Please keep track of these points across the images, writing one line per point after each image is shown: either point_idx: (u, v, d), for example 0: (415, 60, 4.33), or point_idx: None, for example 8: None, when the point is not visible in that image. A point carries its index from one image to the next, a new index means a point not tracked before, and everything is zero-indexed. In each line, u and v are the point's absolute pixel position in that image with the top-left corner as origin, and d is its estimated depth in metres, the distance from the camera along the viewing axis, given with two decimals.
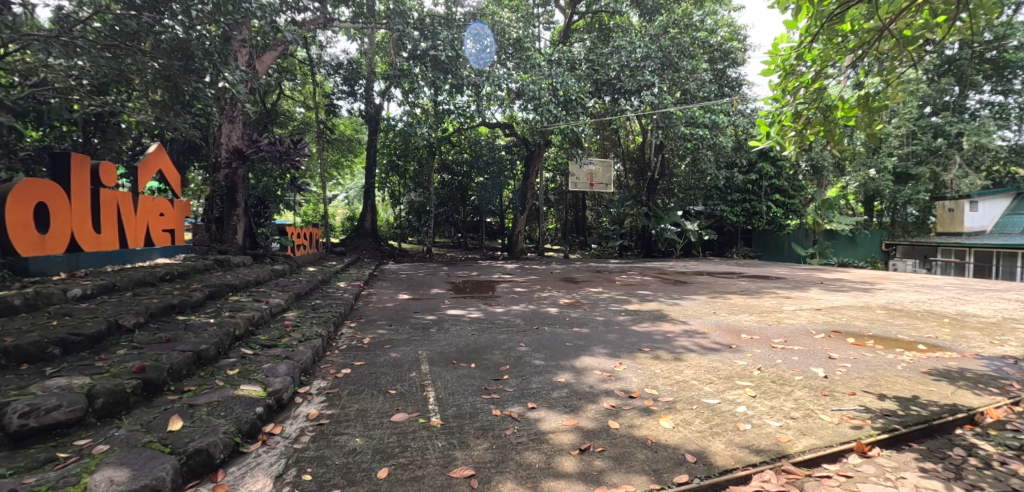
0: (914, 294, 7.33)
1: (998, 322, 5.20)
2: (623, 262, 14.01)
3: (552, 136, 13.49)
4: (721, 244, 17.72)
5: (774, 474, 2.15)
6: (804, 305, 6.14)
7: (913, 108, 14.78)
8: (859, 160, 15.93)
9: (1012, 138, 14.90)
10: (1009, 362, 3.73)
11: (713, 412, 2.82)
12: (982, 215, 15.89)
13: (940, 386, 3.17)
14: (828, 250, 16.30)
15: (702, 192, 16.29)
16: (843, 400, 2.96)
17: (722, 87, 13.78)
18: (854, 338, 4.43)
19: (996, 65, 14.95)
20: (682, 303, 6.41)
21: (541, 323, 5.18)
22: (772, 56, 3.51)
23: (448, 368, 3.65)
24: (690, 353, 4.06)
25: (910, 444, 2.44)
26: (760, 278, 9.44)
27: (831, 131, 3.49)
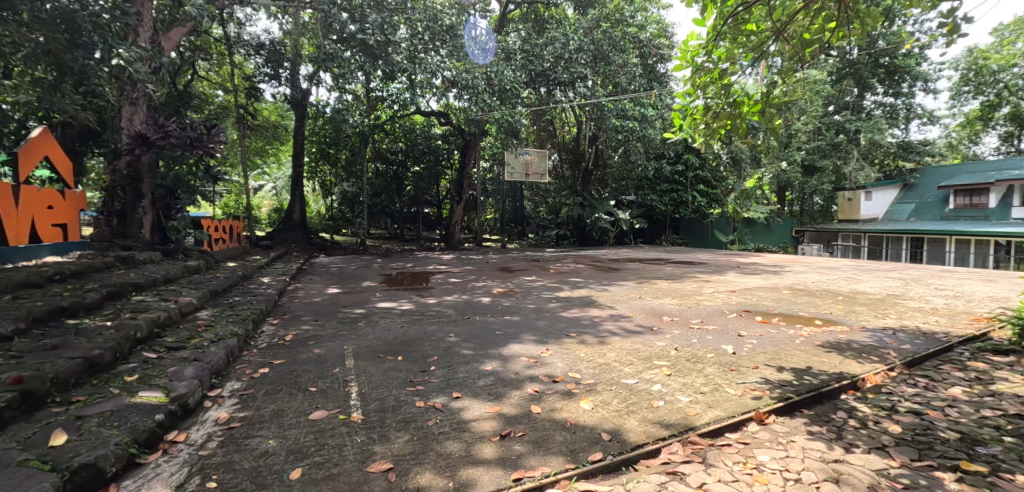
0: (816, 276, 8.09)
1: (882, 298, 5.86)
2: (558, 251, 14.33)
3: (488, 126, 13.23)
4: (651, 232, 18.61)
5: (681, 446, 2.31)
6: (720, 288, 6.59)
7: (818, 107, 16.19)
8: (773, 154, 17.25)
9: (900, 136, 17.01)
10: (887, 333, 4.20)
11: (630, 392, 2.97)
12: (877, 204, 17.74)
13: (830, 357, 3.53)
14: (746, 237, 17.55)
15: (634, 183, 16.92)
16: (747, 374, 3.22)
17: (650, 81, 14.43)
18: (762, 316, 4.84)
19: (889, 70, 16.68)
20: (610, 289, 6.67)
21: (473, 313, 5.18)
22: (683, 53, 3.70)
23: (374, 363, 3.56)
24: (614, 336, 4.25)
25: (802, 410, 2.70)
26: (684, 263, 10.03)
27: (738, 125, 3.73)
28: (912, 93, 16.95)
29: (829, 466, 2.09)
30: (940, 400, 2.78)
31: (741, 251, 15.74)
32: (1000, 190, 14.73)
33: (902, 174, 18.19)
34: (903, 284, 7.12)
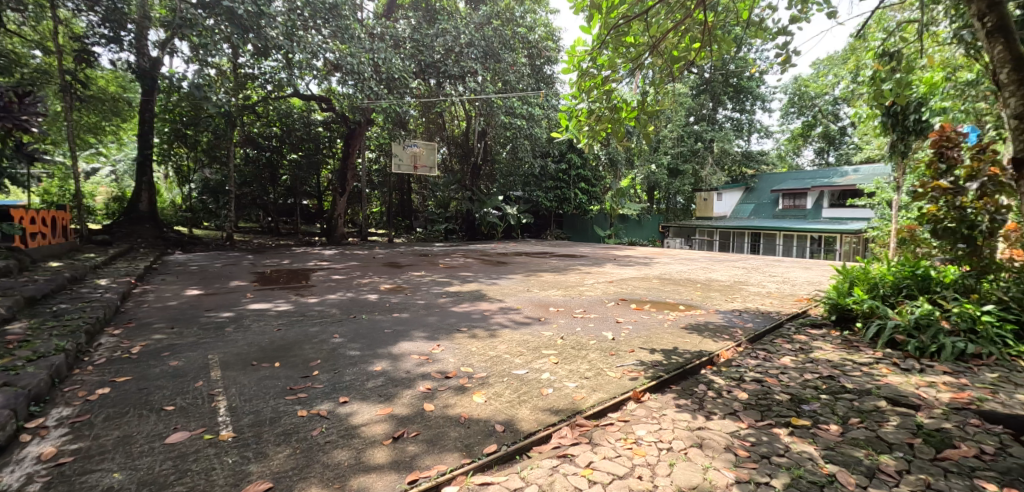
0: (678, 266, 9.17)
1: (729, 284, 6.86)
2: (447, 245, 14.24)
3: (375, 115, 12.52)
4: (537, 227, 19.44)
5: (570, 429, 2.44)
6: (600, 279, 7.12)
7: (681, 116, 18.23)
8: (644, 157, 18.95)
9: (744, 145, 19.96)
10: (733, 314, 4.92)
11: (521, 382, 3.06)
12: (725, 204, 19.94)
13: (692, 337, 4.03)
14: (621, 231, 18.94)
15: (520, 179, 17.26)
16: (626, 357, 3.52)
17: (538, 81, 15.00)
18: (636, 304, 5.34)
19: (736, 89, 19.53)
20: (499, 283, 6.83)
21: (360, 311, 4.91)
22: (570, 57, 3.88)
23: (247, 372, 3.18)
24: (504, 328, 4.36)
25: (670, 386, 3.03)
26: (567, 256, 10.67)
27: (617, 129, 4.04)
28: (753, 111, 20.09)
29: (693, 434, 2.37)
30: (774, 368, 3.32)
31: (617, 245, 17.18)
32: (814, 195, 17.95)
33: (746, 179, 21.47)
34: (743, 272, 8.39)
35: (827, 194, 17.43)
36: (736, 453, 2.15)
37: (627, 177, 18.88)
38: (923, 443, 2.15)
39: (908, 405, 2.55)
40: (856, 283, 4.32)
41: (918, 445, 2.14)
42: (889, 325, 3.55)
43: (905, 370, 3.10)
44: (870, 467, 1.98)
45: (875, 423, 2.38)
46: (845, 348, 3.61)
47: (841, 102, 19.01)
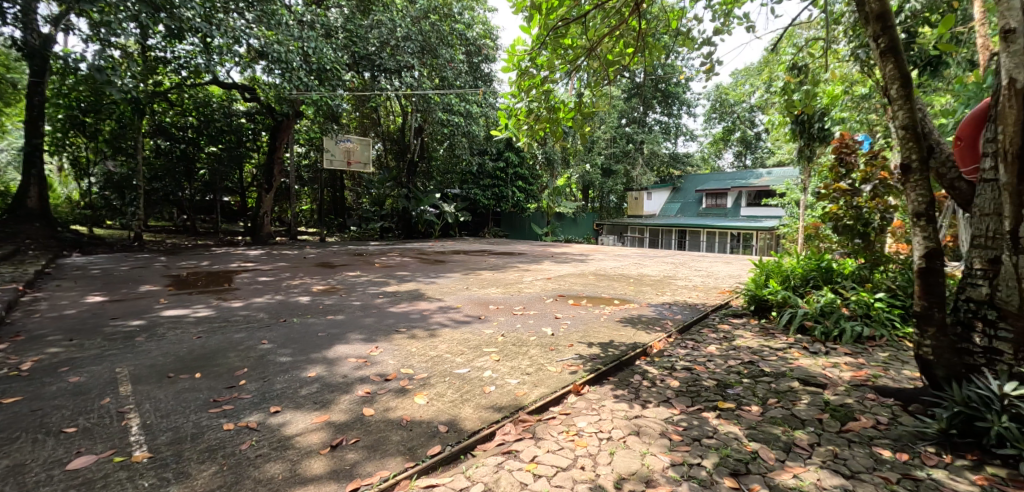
0: (612, 262, 9.58)
1: (658, 279, 7.27)
2: (382, 244, 13.81)
3: (305, 108, 11.89)
4: (475, 225, 19.22)
5: (513, 425, 2.46)
6: (538, 276, 7.25)
7: (614, 119, 19.02)
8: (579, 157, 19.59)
9: (671, 148, 21.19)
10: (663, 307, 5.20)
11: (463, 381, 3.04)
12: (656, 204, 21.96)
13: (627, 330, 4.21)
14: (557, 230, 19.48)
15: (458, 177, 17.33)
16: (565, 352, 3.60)
17: (476, 79, 14.98)
18: (573, 299, 5.49)
19: (664, 94, 20.72)
20: (438, 282, 6.74)
21: (290, 315, 4.63)
22: (510, 56, 3.89)
23: (162, 385, 2.88)
24: (444, 328, 4.31)
25: (608, 378, 3.15)
26: (506, 254, 10.76)
27: (555, 129, 4.11)
28: (678, 115, 21.46)
29: (630, 422, 2.48)
30: (701, 356, 3.55)
31: (553, 242, 17.56)
32: (733, 195, 19.43)
33: (673, 179, 22.86)
34: (671, 267, 8.91)
35: (745, 194, 18.92)
36: (670, 438, 2.28)
37: (563, 176, 19.43)
38: (830, 418, 2.40)
39: (815, 384, 2.83)
40: (770, 275, 4.72)
41: (825, 420, 2.38)
42: (799, 312, 3.93)
43: (813, 353, 3.44)
44: (786, 442, 2.18)
45: (789, 401, 2.62)
46: (762, 335, 3.95)
47: (755, 110, 20.77)
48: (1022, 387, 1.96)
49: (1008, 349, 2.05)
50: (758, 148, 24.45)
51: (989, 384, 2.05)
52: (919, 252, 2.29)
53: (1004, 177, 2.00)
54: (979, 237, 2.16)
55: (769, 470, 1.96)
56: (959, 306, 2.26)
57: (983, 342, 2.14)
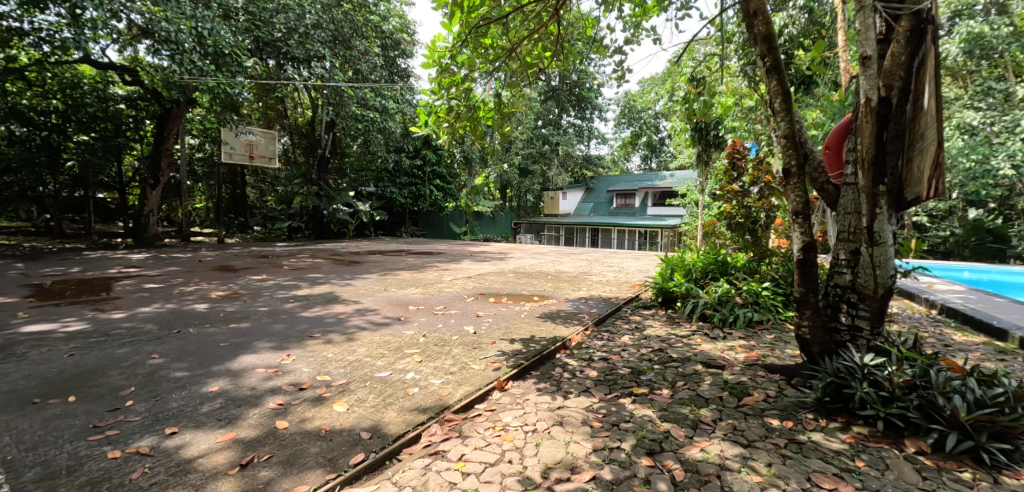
0: (530, 260, 9.85)
1: (574, 275, 7.61)
2: (291, 245, 12.89)
3: (198, 94, 10.59)
4: (391, 225, 18.58)
5: (439, 426, 2.45)
6: (458, 275, 7.23)
7: (530, 120, 19.46)
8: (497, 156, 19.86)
9: (585, 150, 22.23)
10: (580, 301, 5.45)
11: (385, 385, 2.96)
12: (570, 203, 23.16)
13: (547, 325, 4.31)
14: (476, 228, 19.58)
15: (373, 174, 16.70)
16: (488, 349, 3.62)
17: (393, 74, 14.55)
18: (494, 297, 5.55)
19: (578, 98, 21.69)
20: (354, 283, 6.45)
21: (185, 325, 4.16)
22: (431, 52, 3.83)
23: (23, 413, 2.45)
24: (363, 331, 4.14)
25: (531, 372, 3.22)
26: (424, 253, 10.59)
27: (475, 127, 4.12)
28: (591, 119, 22.61)
29: (553, 413, 2.58)
30: (616, 346, 3.75)
31: (473, 241, 17.60)
32: (640, 195, 20.88)
33: (586, 180, 24.03)
34: (585, 264, 9.37)
35: (650, 195, 20.42)
36: (591, 425, 2.41)
37: (481, 175, 19.54)
38: (728, 395, 2.69)
39: (715, 366, 3.15)
40: (675, 269, 5.15)
41: (724, 397, 2.67)
42: (701, 302, 4.34)
43: (712, 338, 3.82)
44: (692, 420, 2.41)
45: (694, 383, 2.90)
46: (669, 324, 4.30)
47: (659, 117, 22.50)
48: (877, 357, 2.35)
49: (866, 325, 2.46)
50: (661, 152, 26.54)
51: (852, 356, 2.43)
52: (797, 245, 2.63)
53: (862, 181, 2.37)
54: (842, 231, 2.55)
55: (678, 447, 2.16)
56: (828, 291, 2.65)
57: (848, 320, 2.54)
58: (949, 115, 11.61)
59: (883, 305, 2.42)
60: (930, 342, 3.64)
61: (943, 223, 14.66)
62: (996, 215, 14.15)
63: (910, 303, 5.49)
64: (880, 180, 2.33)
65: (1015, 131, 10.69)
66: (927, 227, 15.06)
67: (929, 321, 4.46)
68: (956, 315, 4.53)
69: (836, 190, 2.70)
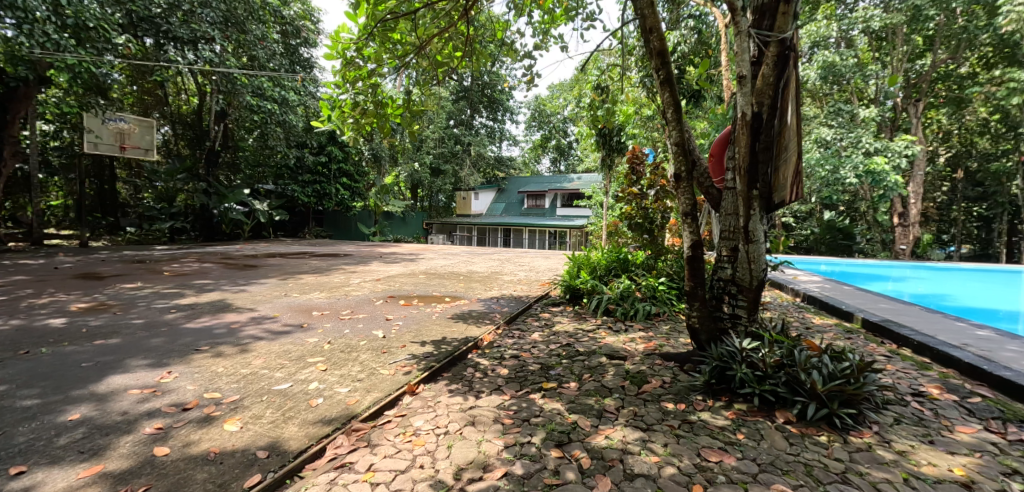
0: (442, 260, 9.76)
1: (486, 275, 7.67)
2: (173, 247, 11.45)
3: (53, 72, 8.93)
4: (293, 225, 17.52)
5: (346, 436, 2.32)
6: (367, 277, 6.94)
7: (441, 119, 19.38)
8: (407, 155, 19.44)
9: (496, 151, 22.58)
10: (492, 301, 5.49)
11: (285, 398, 2.74)
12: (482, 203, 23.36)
13: (459, 326, 4.28)
14: (386, 229, 18.95)
15: (272, 171, 15.43)
16: (398, 353, 3.51)
17: (293, 63, 13.58)
18: (404, 300, 5.40)
19: (490, 99, 21.95)
20: (249, 289, 5.90)
21: (32, 344, 3.50)
22: (334, 43, 3.59)
23: None
24: (259, 341, 3.80)
25: (442, 374, 3.17)
26: (330, 255, 10.00)
27: (383, 125, 3.98)
28: (502, 121, 23.03)
29: (466, 413, 2.57)
30: (527, 344, 3.85)
31: (383, 242, 17.06)
32: (550, 196, 21.66)
33: (498, 181, 24.42)
34: (497, 263, 9.50)
35: (560, 196, 21.27)
36: (503, 422, 2.44)
37: (391, 174, 18.91)
38: (629, 384, 2.88)
39: (617, 357, 3.36)
40: (581, 266, 5.41)
41: (626, 385, 2.86)
42: (605, 297, 4.62)
43: (615, 331, 4.07)
44: (597, 409, 2.55)
45: (599, 374, 3.06)
46: (577, 319, 4.51)
47: (566, 122, 23.56)
48: (753, 341, 2.67)
49: (744, 313, 2.78)
50: (569, 155, 27.75)
51: (733, 342, 2.73)
52: (687, 242, 2.89)
53: (739, 185, 2.66)
54: (724, 230, 2.85)
55: (585, 436, 2.27)
56: (712, 284, 2.94)
57: (729, 310, 2.85)
58: (806, 131, 13.55)
59: (756, 295, 2.75)
60: (794, 326, 4.23)
61: (802, 223, 17.09)
62: (839, 217, 16.82)
63: (780, 292, 6.32)
64: (753, 185, 2.65)
65: (852, 146, 12.79)
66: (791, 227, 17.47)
67: (794, 308, 5.17)
68: (814, 302, 5.32)
69: (719, 192, 3.00)
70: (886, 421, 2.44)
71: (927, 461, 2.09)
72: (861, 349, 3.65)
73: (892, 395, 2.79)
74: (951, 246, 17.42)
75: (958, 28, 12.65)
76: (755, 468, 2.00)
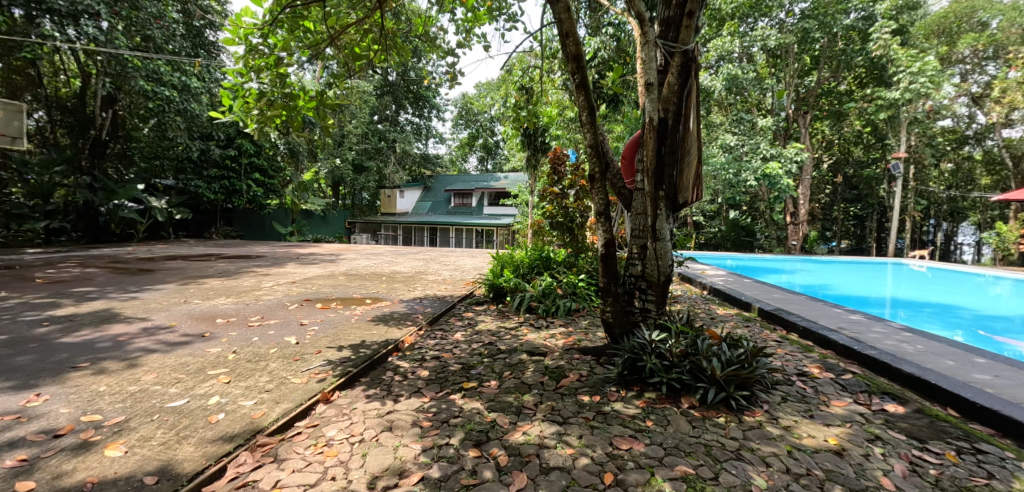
0: (365, 261, 9.38)
1: (411, 275, 7.49)
2: (46, 251, 9.93)
3: None
4: (197, 224, 16.05)
5: (249, 453, 2.14)
6: (280, 280, 6.47)
7: (365, 114, 18.74)
8: (328, 150, 18.53)
9: (422, 149, 22.19)
10: (415, 301, 5.37)
11: (179, 415, 2.47)
12: (408, 202, 22.85)
13: (379, 328, 4.13)
14: (305, 228, 17.90)
15: (171, 163, 14.11)
16: (311, 360, 3.30)
17: (196, 46, 12.35)
18: (321, 303, 5.11)
19: (416, 95, 21.50)
20: (141, 296, 5.25)
21: None
22: (235, 27, 3.33)
23: None
24: (150, 354, 3.39)
25: (360, 379, 3.03)
26: (239, 257, 9.21)
27: (293, 118, 3.72)
28: (427, 118, 22.71)
29: (383, 419, 2.47)
30: (449, 344, 3.79)
31: (302, 242, 16.15)
32: (477, 195, 21.67)
33: (424, 179, 24.03)
34: (423, 263, 9.31)
35: (487, 195, 21.37)
36: (421, 425, 2.38)
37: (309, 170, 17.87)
38: (548, 379, 2.94)
39: (538, 354, 3.42)
40: (505, 265, 5.45)
41: (545, 381, 2.91)
42: (527, 295, 4.69)
43: (537, 328, 4.15)
44: (516, 406, 2.57)
45: (520, 371, 3.10)
46: (500, 318, 4.53)
47: (494, 121, 23.72)
48: (661, 333, 2.85)
49: (654, 306, 2.96)
50: (496, 154, 27.92)
51: (644, 334, 2.88)
52: (601, 241, 2.97)
53: (648, 186, 2.81)
54: (634, 228, 2.98)
55: (505, 433, 2.28)
56: (625, 280, 3.09)
57: (640, 304, 3.01)
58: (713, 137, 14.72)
59: (664, 290, 2.93)
60: (701, 317, 4.57)
61: (710, 222, 18.57)
62: (741, 216, 18.49)
63: (689, 285, 6.81)
64: (660, 186, 2.81)
65: (751, 152, 14.09)
66: (701, 225, 18.91)
67: (701, 300, 5.59)
68: (719, 294, 5.80)
69: (630, 192, 3.13)
70: (775, 400, 2.70)
71: (807, 433, 2.34)
72: (757, 336, 4.03)
73: (781, 376, 3.09)
74: (832, 241, 19.77)
75: (837, 51, 14.31)
76: (661, 453, 2.12)
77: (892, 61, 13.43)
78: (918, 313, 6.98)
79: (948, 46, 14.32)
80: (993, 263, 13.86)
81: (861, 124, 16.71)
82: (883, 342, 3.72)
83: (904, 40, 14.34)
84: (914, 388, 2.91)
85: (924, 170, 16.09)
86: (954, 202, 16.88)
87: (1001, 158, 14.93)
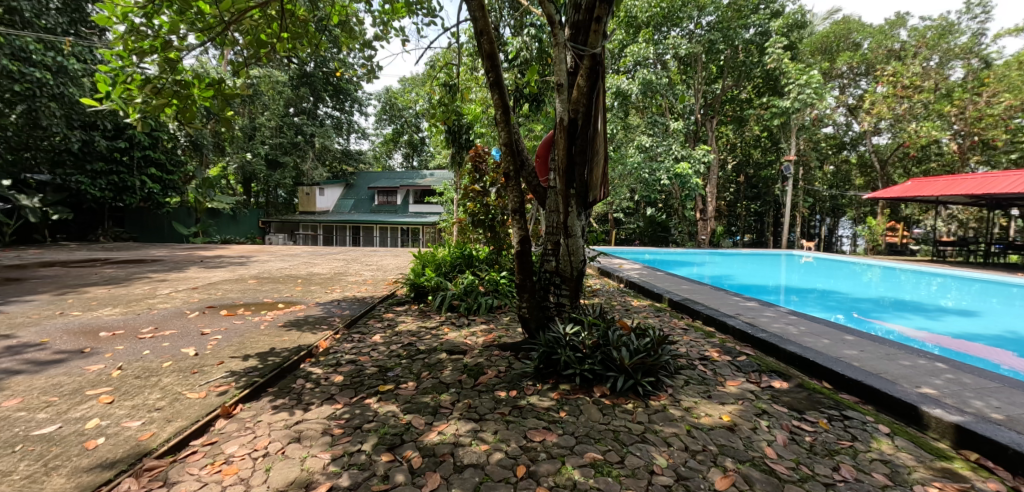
0: (279, 263, 8.81)
1: (329, 276, 7.16)
2: None
3: None
4: (77, 227, 14.14)
5: (134, 479, 1.93)
6: (179, 286, 5.89)
7: (279, 106, 17.68)
8: (237, 144, 17.20)
9: (343, 144, 21.25)
10: (332, 304, 5.13)
11: (49, 444, 2.17)
12: (329, 199, 21.80)
13: (291, 334, 3.89)
14: (211, 228, 16.64)
15: (45, 155, 12.33)
16: (212, 372, 3.04)
17: (73, 23, 10.87)
18: (226, 310, 4.72)
19: (336, 88, 20.54)
20: (2, 310, 4.52)
21: None
22: (109, 4, 2.98)
23: None
24: (14, 376, 2.94)
25: (267, 389, 2.84)
26: (131, 262, 8.24)
27: (186, 108, 3.38)
28: (348, 112, 21.83)
29: (290, 430, 2.34)
30: (366, 347, 3.67)
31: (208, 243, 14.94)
32: (402, 192, 21.12)
33: (346, 176, 23.05)
34: (343, 263, 8.91)
35: (412, 192, 20.94)
36: (333, 433, 2.29)
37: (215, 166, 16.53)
38: (466, 377, 2.95)
39: (457, 352, 3.42)
40: (426, 264, 5.38)
41: (463, 379, 2.92)
42: (448, 294, 4.66)
43: (458, 326, 4.15)
44: (433, 406, 2.55)
45: (438, 371, 3.07)
46: (421, 318, 4.47)
47: (419, 117, 23.31)
48: (574, 327, 2.98)
49: (567, 301, 3.10)
50: (422, 151, 27.39)
51: (558, 329, 3.00)
52: (517, 238, 3.03)
53: (560, 184, 2.91)
54: (547, 226, 3.09)
55: (420, 435, 2.25)
56: (541, 275, 3.19)
57: (555, 299, 3.14)
58: (631, 138, 15.45)
59: (576, 284, 3.08)
60: (617, 309, 4.81)
61: (630, 218, 19.57)
62: (658, 212, 19.65)
63: (608, 279, 7.16)
64: (571, 185, 2.92)
65: (665, 153, 15.12)
66: (622, 222, 19.89)
67: (618, 292, 5.90)
68: (634, 286, 6.15)
69: (543, 190, 3.25)
70: (678, 384, 2.91)
71: (705, 412, 2.55)
72: (666, 325, 4.32)
73: (685, 361, 3.35)
74: (736, 235, 21.52)
75: (739, 61, 15.76)
76: (573, 441, 2.21)
77: (784, 73, 14.89)
78: (805, 298, 7.83)
79: (829, 62, 16.20)
80: (863, 253, 15.98)
81: (759, 129, 18.44)
82: (772, 325, 4.15)
83: (794, 55, 15.96)
84: (797, 366, 3.27)
85: (811, 171, 18.14)
86: (835, 200, 19.16)
87: (870, 161, 17.21)
